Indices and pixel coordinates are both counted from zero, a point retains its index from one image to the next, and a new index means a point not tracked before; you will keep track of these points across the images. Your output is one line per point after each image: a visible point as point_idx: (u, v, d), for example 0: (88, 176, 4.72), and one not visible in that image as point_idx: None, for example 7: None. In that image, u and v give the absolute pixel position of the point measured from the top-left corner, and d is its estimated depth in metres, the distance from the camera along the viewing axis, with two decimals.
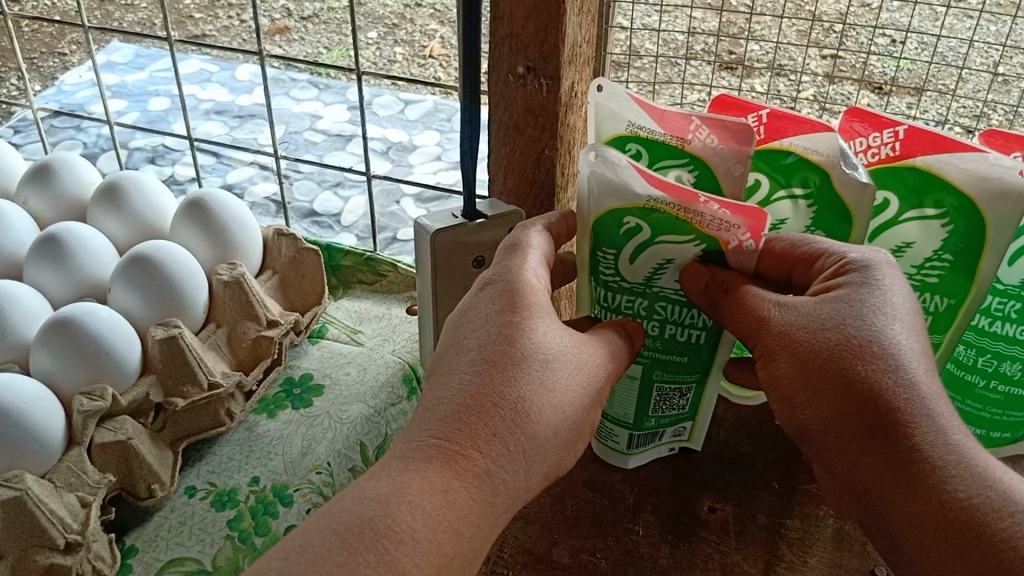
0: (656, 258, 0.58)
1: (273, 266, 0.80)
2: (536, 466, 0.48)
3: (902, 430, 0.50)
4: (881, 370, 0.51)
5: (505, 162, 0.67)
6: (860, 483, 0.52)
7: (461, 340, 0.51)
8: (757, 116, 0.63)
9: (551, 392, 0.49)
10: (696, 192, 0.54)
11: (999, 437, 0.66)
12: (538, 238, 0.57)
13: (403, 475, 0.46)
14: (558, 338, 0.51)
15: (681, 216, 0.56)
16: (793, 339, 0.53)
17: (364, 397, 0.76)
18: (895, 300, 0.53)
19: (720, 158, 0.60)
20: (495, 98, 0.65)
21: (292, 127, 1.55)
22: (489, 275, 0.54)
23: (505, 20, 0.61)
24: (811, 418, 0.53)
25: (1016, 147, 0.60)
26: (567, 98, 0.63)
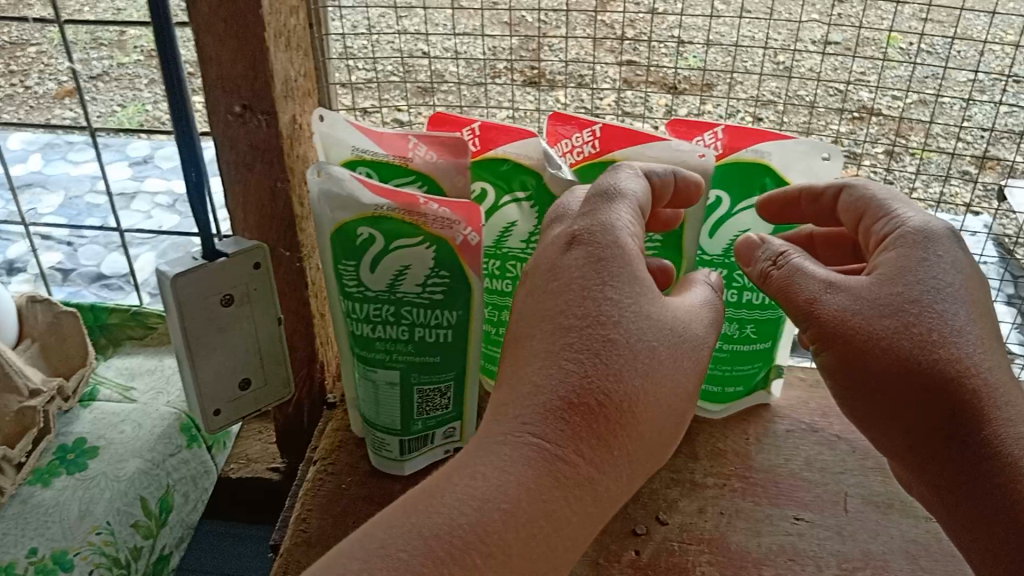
0: (395, 265, 0.62)
1: (30, 334, 0.78)
2: (636, 465, 0.51)
3: (968, 416, 0.53)
4: (946, 358, 0.53)
5: (242, 199, 0.68)
6: (923, 457, 0.55)
7: (548, 307, 0.52)
8: (470, 130, 0.67)
9: (653, 386, 0.51)
10: (416, 195, 0.61)
11: (734, 391, 0.74)
12: (632, 182, 0.57)
13: (502, 477, 0.48)
14: (657, 319, 0.52)
15: (406, 220, 0.61)
16: (848, 324, 0.54)
17: (140, 451, 0.75)
18: (950, 279, 0.55)
19: (443, 171, 0.65)
20: (218, 137, 0.66)
21: (72, 193, 1.50)
22: (577, 230, 0.54)
23: (214, 63, 0.62)
24: (866, 393, 0.55)
25: (697, 133, 0.66)
26: (289, 131, 0.66)
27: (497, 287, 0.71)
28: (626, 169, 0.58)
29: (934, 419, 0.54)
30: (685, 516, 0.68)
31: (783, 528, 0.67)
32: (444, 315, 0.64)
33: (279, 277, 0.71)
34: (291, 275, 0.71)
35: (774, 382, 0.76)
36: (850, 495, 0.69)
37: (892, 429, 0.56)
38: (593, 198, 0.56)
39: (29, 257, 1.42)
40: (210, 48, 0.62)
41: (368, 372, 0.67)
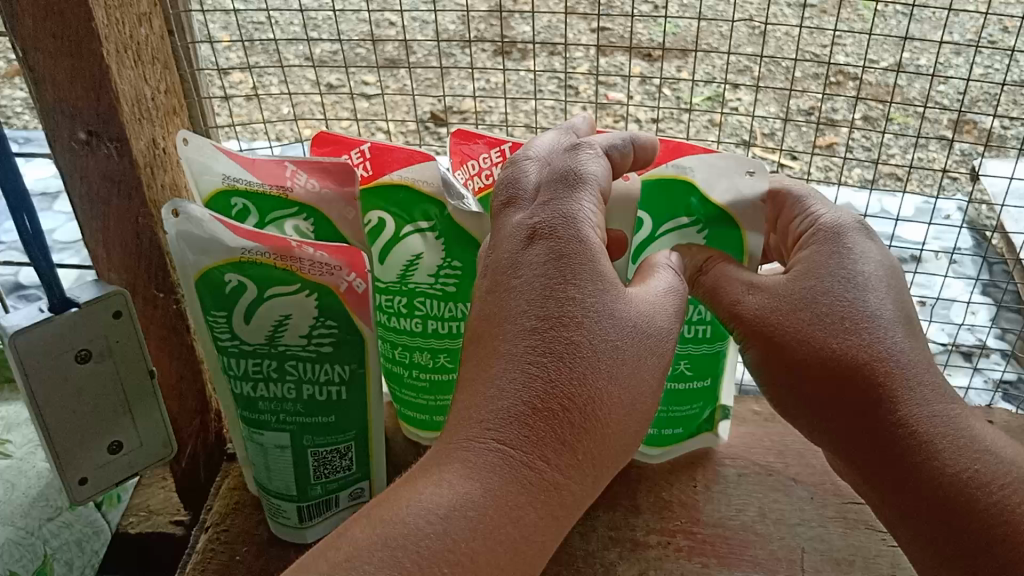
0: (273, 315, 0.53)
1: None
2: (604, 467, 0.44)
3: (880, 403, 0.47)
4: (859, 345, 0.48)
5: (102, 238, 0.58)
6: (845, 455, 0.49)
7: (504, 305, 0.45)
8: (360, 152, 0.58)
9: (620, 384, 0.44)
10: (288, 237, 0.52)
11: (671, 433, 0.66)
12: (595, 166, 0.50)
13: (467, 485, 0.41)
14: (625, 311, 0.45)
15: (279, 266, 0.52)
16: (768, 322, 0.49)
17: (11, 518, 0.67)
18: (868, 270, 0.49)
19: (327, 202, 0.56)
20: (63, 169, 0.56)
21: None
22: (538, 223, 0.47)
23: (47, 84, 0.52)
24: (786, 392, 0.50)
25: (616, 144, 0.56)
26: (148, 158, 0.56)
27: (403, 326, 0.61)
28: (588, 149, 0.51)
29: (851, 414, 0.48)
30: None
31: None
32: (334, 369, 0.55)
33: (153, 321, 0.62)
34: (167, 318, 0.62)
35: (722, 423, 0.68)
36: (808, 551, 0.61)
37: (818, 431, 0.50)
38: (555, 181, 0.49)
39: None
40: (41, 66, 0.52)
41: (254, 435, 0.58)
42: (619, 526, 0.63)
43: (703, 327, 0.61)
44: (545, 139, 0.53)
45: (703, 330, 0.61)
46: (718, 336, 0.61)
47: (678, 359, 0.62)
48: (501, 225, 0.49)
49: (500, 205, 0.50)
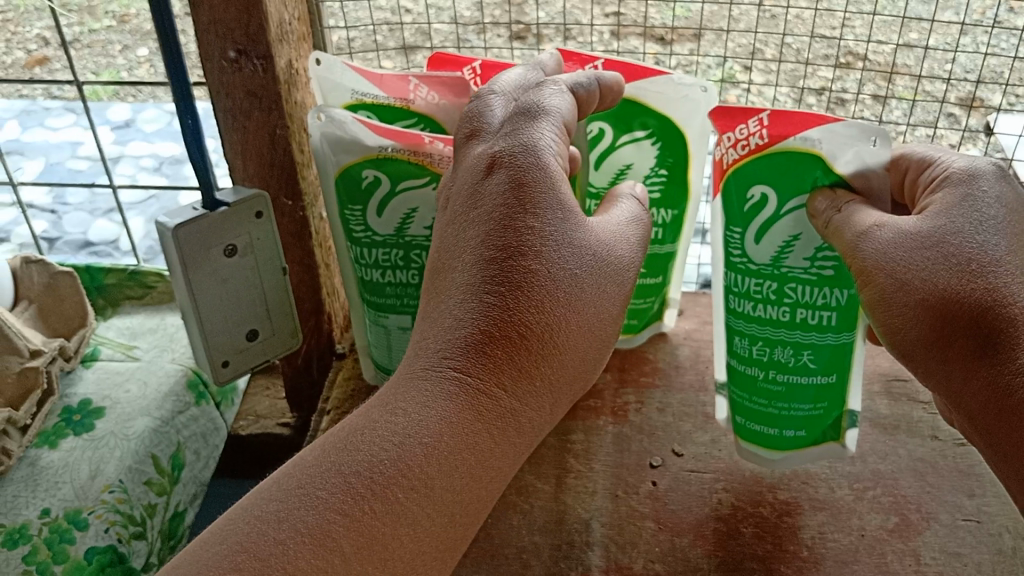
0: (403, 206, 0.61)
1: (27, 295, 0.77)
2: (557, 393, 0.51)
3: (1000, 348, 0.48)
4: (982, 289, 0.49)
5: (240, 148, 0.67)
6: (966, 406, 0.50)
7: (461, 236, 0.51)
8: (470, 69, 0.67)
9: (574, 314, 0.50)
10: (420, 134, 0.60)
11: (796, 434, 0.67)
12: (558, 100, 0.55)
13: (424, 412, 0.47)
14: (581, 246, 0.50)
15: (411, 160, 0.60)
16: (888, 261, 0.52)
17: (148, 409, 0.75)
18: (994, 214, 0.51)
19: (444, 112, 0.64)
20: (212, 85, 0.64)
21: (52, 159, 1.49)
22: (497, 154, 0.51)
23: (204, 7, 0.61)
24: (903, 337, 0.52)
25: (738, 121, 0.59)
26: (287, 76, 0.65)
27: None
28: (553, 86, 0.55)
29: (972, 358, 0.49)
30: (698, 446, 0.70)
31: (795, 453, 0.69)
32: None
33: (281, 226, 0.70)
34: (294, 225, 0.70)
35: (848, 432, 0.67)
36: (859, 419, 0.71)
37: (934, 378, 0.51)
38: (517, 116, 0.53)
39: (12, 225, 1.38)
40: None
41: (379, 318, 0.66)
42: (691, 403, 0.73)
43: (826, 314, 0.62)
44: (510, 84, 0.58)
45: (828, 316, 0.62)
46: (844, 324, 0.62)
47: (801, 349, 0.63)
48: (464, 156, 0.54)
49: (462, 136, 0.55)
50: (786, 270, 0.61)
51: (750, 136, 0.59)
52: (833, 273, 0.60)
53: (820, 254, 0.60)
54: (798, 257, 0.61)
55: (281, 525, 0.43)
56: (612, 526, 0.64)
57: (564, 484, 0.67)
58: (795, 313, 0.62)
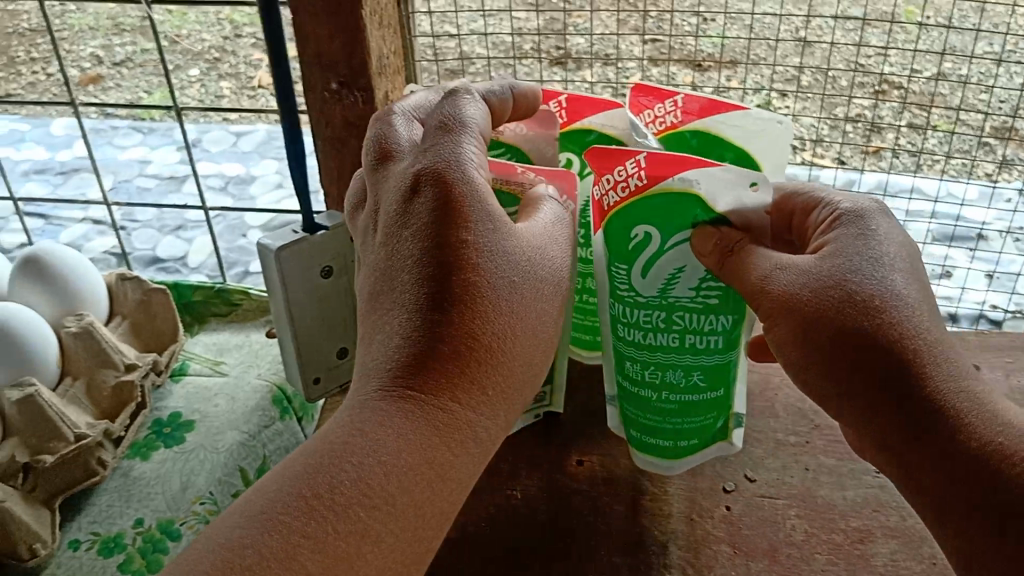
0: None
1: (122, 311, 0.80)
2: (511, 402, 0.49)
3: (912, 380, 0.49)
4: (887, 323, 0.50)
5: (336, 175, 0.73)
6: (875, 437, 0.50)
7: (397, 256, 0.49)
8: (557, 102, 0.71)
9: (517, 318, 0.49)
10: (513, 164, 0.63)
11: (684, 444, 0.68)
12: (478, 114, 0.54)
13: (380, 434, 0.45)
14: (517, 256, 0.50)
15: (503, 189, 0.64)
16: (795, 296, 0.52)
17: (236, 424, 0.77)
18: (890, 250, 0.53)
19: (530, 142, 0.68)
20: (314, 114, 0.70)
21: (121, 177, 1.55)
22: (420, 170, 0.50)
23: (311, 40, 0.66)
24: (814, 373, 0.52)
25: (618, 162, 0.58)
26: (384, 107, 0.70)
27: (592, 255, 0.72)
28: (466, 97, 0.55)
29: (877, 392, 0.50)
30: (771, 472, 0.71)
31: (867, 481, 0.70)
32: None
33: None
34: None
35: (734, 431, 0.69)
36: None
37: (840, 412, 0.52)
38: (435, 132, 0.52)
39: (82, 240, 1.43)
40: (308, 24, 0.65)
41: None
42: (761, 429, 0.75)
43: (714, 338, 0.62)
44: (412, 107, 0.58)
45: (714, 340, 0.62)
46: (728, 347, 0.63)
47: (691, 371, 0.63)
48: (389, 178, 0.52)
49: (379, 164, 0.54)
50: (673, 300, 0.61)
51: (628, 178, 0.58)
52: (718, 301, 0.61)
53: (704, 284, 0.60)
54: (684, 287, 0.60)
55: (246, 551, 0.41)
56: (688, 547, 0.65)
57: (641, 505, 0.69)
58: (684, 338, 0.62)
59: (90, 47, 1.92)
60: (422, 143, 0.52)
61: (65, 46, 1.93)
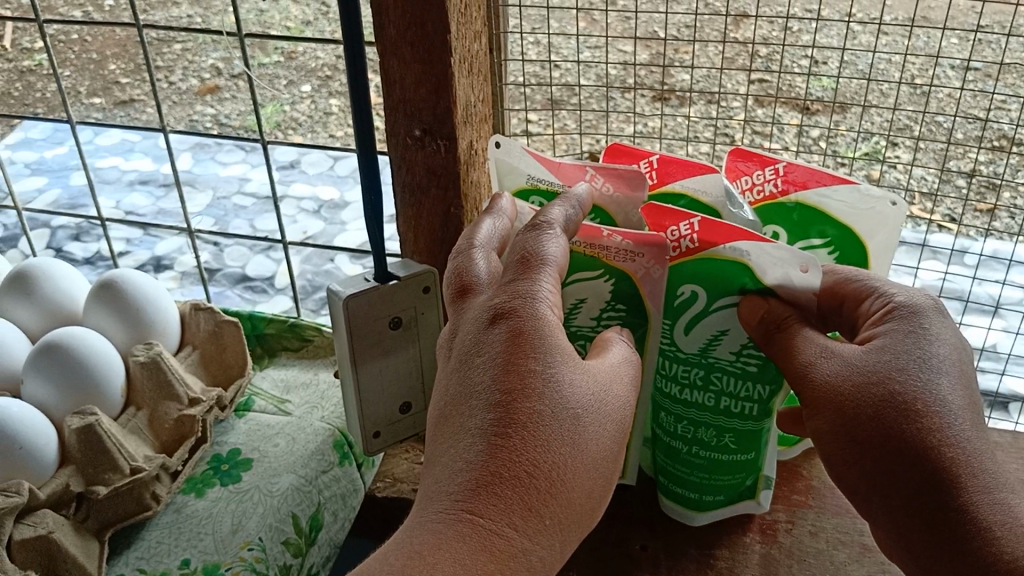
0: (572, 297, 0.63)
1: (192, 341, 0.80)
2: (567, 534, 0.46)
3: (943, 484, 0.49)
4: (926, 428, 0.50)
5: (414, 223, 0.71)
6: (905, 537, 0.51)
7: (470, 382, 0.48)
8: (647, 162, 0.67)
9: (581, 450, 0.46)
10: (599, 227, 0.60)
11: (712, 500, 0.68)
12: (555, 250, 0.53)
13: (438, 555, 0.42)
14: (585, 387, 0.48)
15: (589, 252, 0.61)
16: (841, 394, 0.52)
17: (294, 467, 0.75)
18: (942, 353, 0.52)
19: (618, 204, 0.63)
20: (394, 160, 0.68)
21: (220, 193, 1.58)
22: (497, 304, 0.49)
23: (397, 86, 0.65)
24: (843, 465, 0.52)
25: (672, 221, 0.60)
26: (467, 156, 0.68)
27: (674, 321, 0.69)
28: (550, 231, 0.54)
29: (913, 494, 0.50)
30: None
31: None
32: None
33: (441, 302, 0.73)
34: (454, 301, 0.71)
35: (763, 492, 0.69)
36: None
37: (872, 510, 0.52)
38: (515, 268, 0.51)
39: (176, 253, 1.49)
40: (395, 71, 0.64)
41: None
42: (847, 530, 0.68)
43: (750, 405, 0.62)
44: (490, 237, 0.58)
45: (749, 406, 0.63)
46: (763, 415, 0.63)
47: (723, 432, 0.64)
48: (466, 310, 0.52)
49: (453, 295, 0.53)
50: (713, 361, 0.62)
51: (680, 240, 0.60)
52: (758, 369, 0.61)
53: (745, 350, 0.61)
54: (725, 350, 0.61)
55: None
56: None
57: None
58: (719, 400, 0.63)
59: (210, 59, 1.98)
60: (500, 279, 0.51)
61: (190, 54, 2.00)
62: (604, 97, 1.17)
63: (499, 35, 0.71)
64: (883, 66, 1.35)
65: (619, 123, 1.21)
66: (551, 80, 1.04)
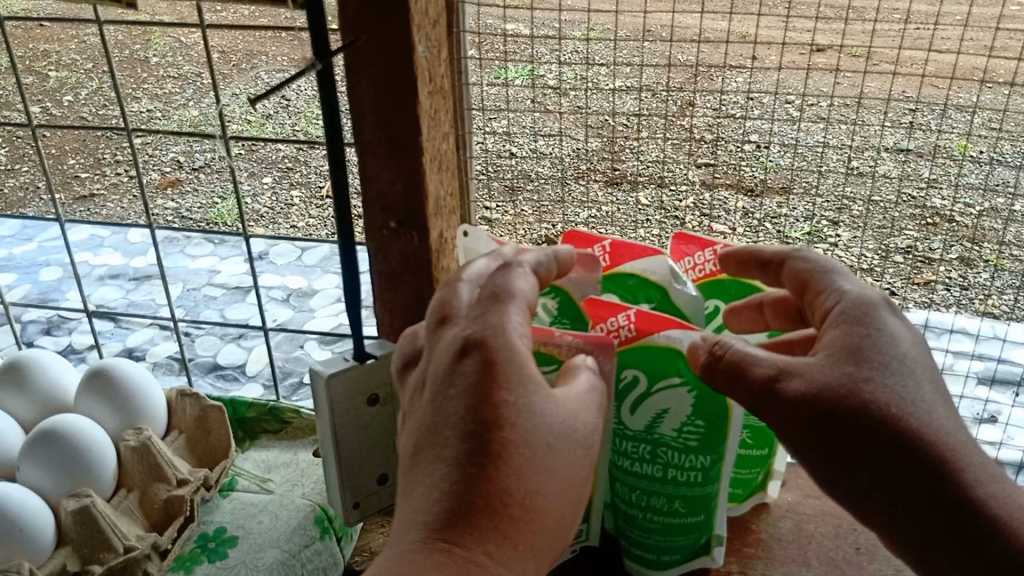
0: None
1: (179, 425, 0.85)
2: (542, 556, 0.50)
3: (940, 478, 0.52)
4: (910, 429, 0.53)
5: (389, 306, 0.77)
6: (920, 538, 0.53)
7: (444, 409, 0.51)
8: (601, 247, 0.74)
9: (552, 476, 0.50)
10: (550, 328, 0.66)
11: (669, 559, 0.73)
12: (525, 283, 0.56)
13: None
14: (552, 414, 0.51)
15: (544, 350, 0.67)
16: (821, 412, 0.53)
17: (278, 542, 0.79)
18: (903, 350, 0.55)
19: (574, 284, 0.71)
20: (372, 248, 0.75)
21: (189, 285, 1.63)
22: (469, 334, 0.52)
23: (375, 181, 0.72)
24: (829, 470, 0.54)
25: (610, 314, 0.68)
26: (438, 245, 0.75)
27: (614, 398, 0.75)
28: (519, 267, 0.58)
29: (915, 495, 0.53)
30: None
31: None
32: None
33: None
34: None
35: (718, 548, 0.74)
36: None
37: (879, 519, 0.54)
38: (486, 300, 0.55)
39: (147, 344, 1.53)
40: (372, 167, 0.72)
41: None
42: None
43: (695, 473, 0.69)
44: (479, 271, 0.61)
45: (694, 474, 0.69)
46: (708, 480, 0.70)
47: (673, 498, 0.70)
48: (439, 339, 0.55)
49: (434, 325, 0.57)
50: (658, 436, 0.69)
51: (620, 331, 0.68)
52: (698, 442, 0.68)
53: (685, 427, 0.68)
54: (668, 426, 0.68)
55: None
56: None
57: None
58: (666, 471, 0.70)
59: None
60: (472, 309, 0.55)
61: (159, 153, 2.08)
62: (561, 188, 1.28)
63: (465, 136, 0.79)
64: (812, 153, 1.49)
65: (576, 210, 1.32)
66: (515, 170, 1.14)
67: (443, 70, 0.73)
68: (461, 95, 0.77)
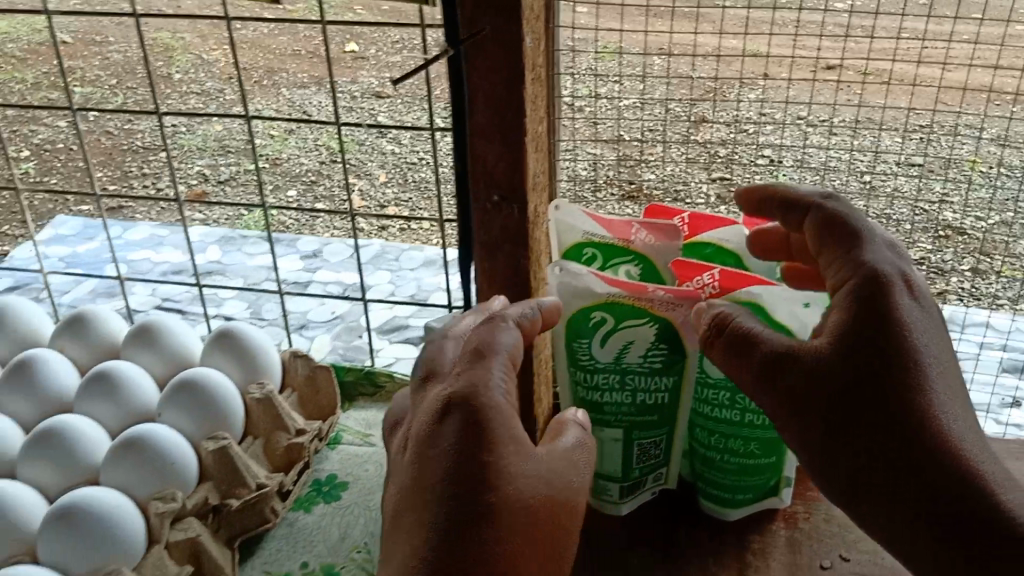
0: (622, 340, 0.77)
1: (291, 384, 0.94)
2: None
3: (924, 459, 0.62)
4: (903, 409, 0.62)
5: (488, 273, 0.86)
6: (902, 513, 0.62)
7: (428, 468, 0.60)
8: (680, 219, 0.83)
9: (528, 522, 0.59)
10: (645, 284, 0.75)
11: (743, 498, 0.83)
12: (507, 334, 0.66)
13: None
14: (527, 468, 0.61)
15: (638, 304, 0.75)
16: (809, 390, 0.64)
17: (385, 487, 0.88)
18: (908, 331, 0.64)
19: (656, 251, 0.80)
20: (475, 220, 0.84)
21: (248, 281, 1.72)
22: (453, 389, 0.62)
23: (481, 159, 0.80)
24: (821, 446, 0.65)
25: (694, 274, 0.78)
26: (533, 216, 0.84)
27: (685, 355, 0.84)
28: (498, 322, 0.68)
29: (901, 470, 0.62)
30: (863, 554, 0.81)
31: None
32: (661, 381, 0.78)
33: None
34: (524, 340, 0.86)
35: (784, 489, 0.84)
36: None
37: (870, 493, 0.64)
38: (468, 354, 0.65)
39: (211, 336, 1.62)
40: (479, 146, 0.80)
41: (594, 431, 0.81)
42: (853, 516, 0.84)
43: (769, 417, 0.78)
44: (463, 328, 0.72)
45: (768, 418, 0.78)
46: None
47: (750, 440, 0.79)
48: (428, 393, 0.65)
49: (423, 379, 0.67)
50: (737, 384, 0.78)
51: (704, 288, 0.77)
52: None
53: None
54: None
55: None
56: None
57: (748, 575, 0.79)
58: (744, 415, 0.78)
59: None
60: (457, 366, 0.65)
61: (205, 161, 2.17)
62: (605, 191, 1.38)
63: (553, 120, 0.87)
64: (831, 165, 1.58)
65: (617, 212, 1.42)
66: (572, 166, 1.23)
67: (540, 60, 0.82)
68: (551, 83, 0.86)
